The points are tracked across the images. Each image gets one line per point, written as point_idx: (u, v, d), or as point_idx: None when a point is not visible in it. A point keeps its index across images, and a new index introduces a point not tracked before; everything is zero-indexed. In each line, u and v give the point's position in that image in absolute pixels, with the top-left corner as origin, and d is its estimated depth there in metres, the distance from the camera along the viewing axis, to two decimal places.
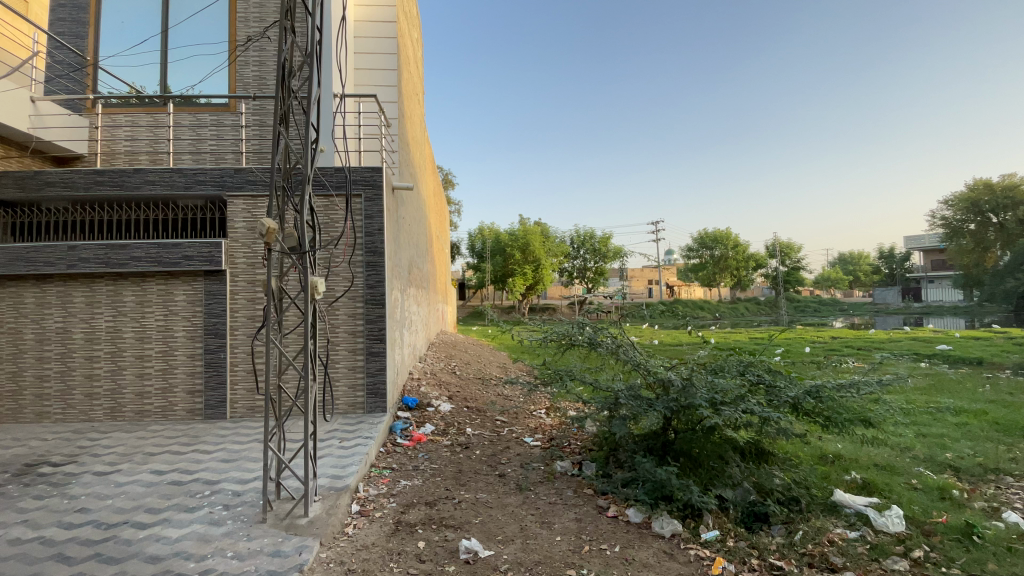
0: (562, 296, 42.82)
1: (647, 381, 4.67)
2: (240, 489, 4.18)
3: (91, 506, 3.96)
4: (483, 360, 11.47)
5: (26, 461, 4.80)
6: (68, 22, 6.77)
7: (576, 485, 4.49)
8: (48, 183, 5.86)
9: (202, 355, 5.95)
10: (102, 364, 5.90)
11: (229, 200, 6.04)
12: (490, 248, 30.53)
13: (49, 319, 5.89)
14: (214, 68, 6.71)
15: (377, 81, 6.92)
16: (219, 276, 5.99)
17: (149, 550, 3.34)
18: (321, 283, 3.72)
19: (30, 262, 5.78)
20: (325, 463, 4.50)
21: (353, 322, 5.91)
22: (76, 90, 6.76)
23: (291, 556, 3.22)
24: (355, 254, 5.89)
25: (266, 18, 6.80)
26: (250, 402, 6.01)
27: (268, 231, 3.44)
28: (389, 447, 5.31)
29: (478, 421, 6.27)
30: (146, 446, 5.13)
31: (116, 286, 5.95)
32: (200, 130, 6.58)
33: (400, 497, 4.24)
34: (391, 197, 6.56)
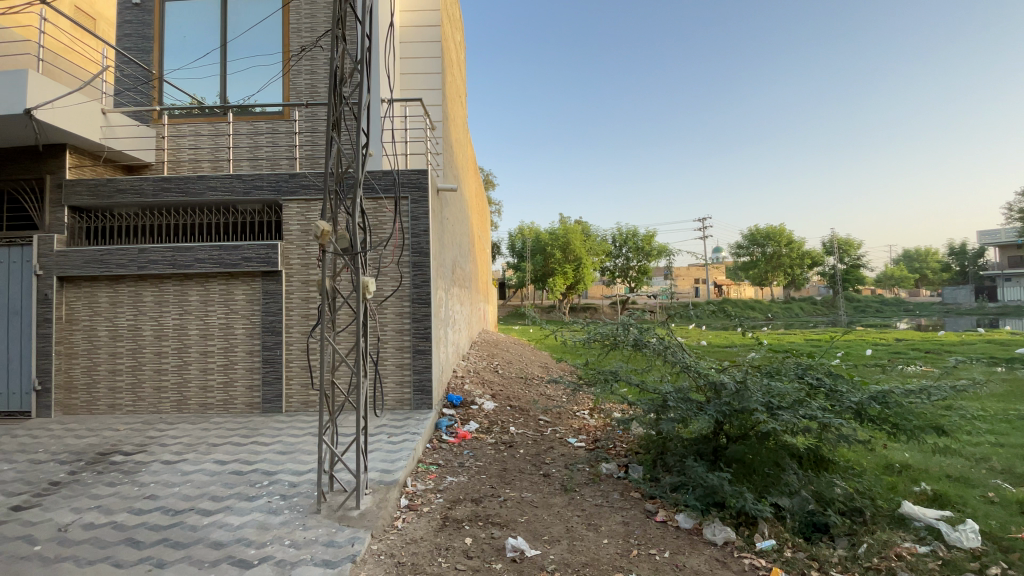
0: (604, 295, 42.30)
1: (697, 383, 4.55)
2: (296, 481, 4.37)
3: (160, 493, 4.24)
4: (526, 359, 11.48)
5: (104, 449, 5.20)
6: (135, 38, 7.24)
7: (622, 488, 4.42)
8: (121, 190, 6.31)
9: (260, 352, 6.26)
10: (170, 360, 6.31)
11: (284, 204, 6.33)
12: (531, 248, 30.52)
13: (122, 317, 6.35)
14: (270, 78, 7.06)
15: (421, 84, 7.06)
16: (275, 277, 6.28)
17: (213, 536, 3.54)
18: (372, 283, 3.84)
19: (106, 264, 6.25)
20: (375, 458, 4.64)
21: (400, 320, 6.05)
22: (144, 102, 7.23)
23: (344, 546, 3.34)
24: (403, 255, 6.04)
25: (317, 28, 7.08)
26: (304, 397, 6.27)
27: (322, 233, 3.58)
28: (435, 443, 5.41)
29: (522, 420, 6.28)
30: (209, 437, 5.45)
31: (181, 286, 6.35)
32: (257, 137, 6.92)
33: (446, 493, 4.31)
34: (436, 198, 6.67)
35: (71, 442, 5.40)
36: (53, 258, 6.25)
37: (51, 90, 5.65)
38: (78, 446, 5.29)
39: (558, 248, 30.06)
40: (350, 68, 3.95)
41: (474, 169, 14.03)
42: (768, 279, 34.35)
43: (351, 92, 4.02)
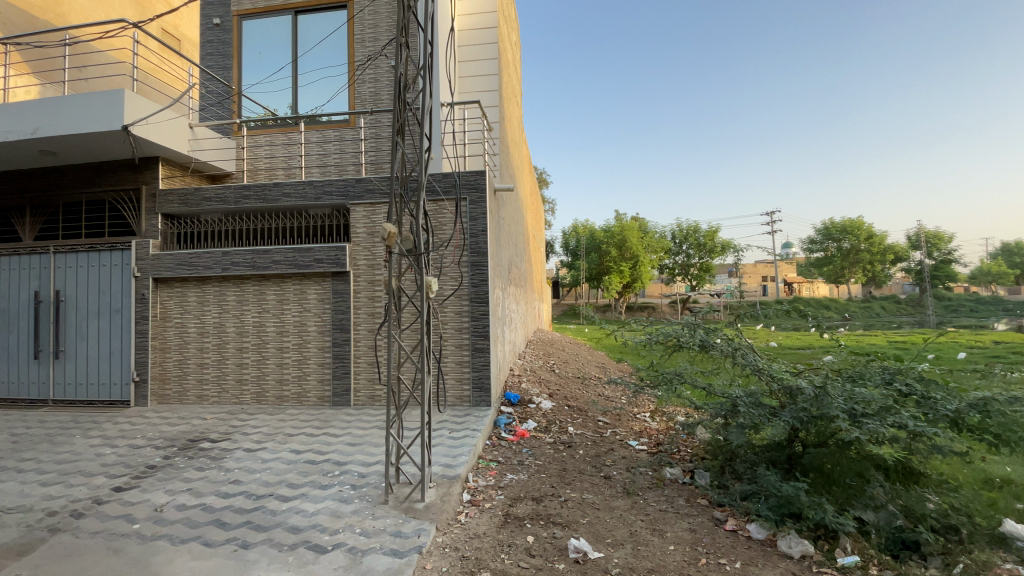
0: (662, 294, 41.14)
1: (769, 388, 4.35)
2: (365, 471, 4.57)
3: (242, 478, 4.58)
4: (582, 359, 11.40)
5: (193, 436, 5.67)
6: (216, 56, 7.83)
7: (688, 494, 4.29)
8: (207, 199, 6.86)
9: (330, 348, 6.60)
10: (250, 355, 6.79)
11: (352, 208, 6.64)
12: (585, 246, 30.23)
13: (208, 314, 6.90)
14: (338, 89, 7.44)
15: (479, 86, 7.16)
16: (343, 277, 6.60)
17: (290, 521, 3.78)
18: (435, 283, 3.93)
19: (194, 266, 6.81)
20: (437, 452, 4.77)
21: (460, 319, 6.18)
22: (224, 116, 7.81)
23: (411, 537, 3.45)
24: (462, 255, 6.16)
25: (379, 37, 7.37)
26: (370, 392, 6.55)
27: (388, 235, 3.72)
28: (494, 440, 5.48)
29: (580, 420, 6.25)
30: (285, 428, 5.81)
31: (259, 286, 6.80)
32: (325, 145, 7.30)
33: (507, 490, 4.36)
34: (493, 198, 6.76)
35: (166, 429, 5.94)
36: (149, 261, 6.88)
37: (145, 108, 6.20)
38: (171, 433, 5.81)
39: (614, 245, 29.52)
40: (414, 74, 4.05)
41: (528, 168, 14.08)
42: (845, 276, 32.07)
43: (415, 98, 4.13)
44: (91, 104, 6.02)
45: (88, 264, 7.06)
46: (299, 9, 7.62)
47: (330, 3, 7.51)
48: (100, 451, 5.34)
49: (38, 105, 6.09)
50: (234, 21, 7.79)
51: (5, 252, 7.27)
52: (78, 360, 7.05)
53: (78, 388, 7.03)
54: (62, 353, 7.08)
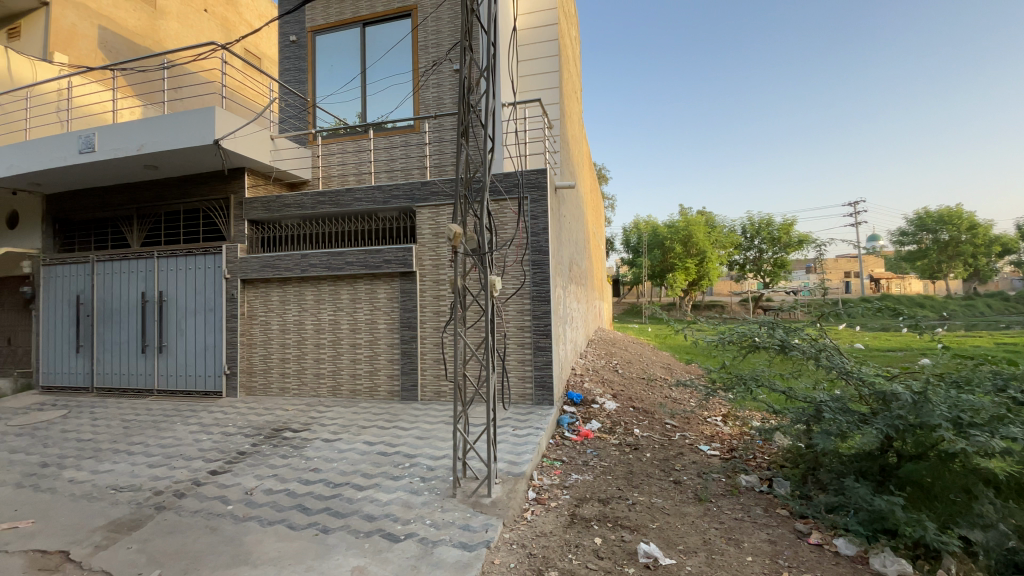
0: (731, 291, 39.18)
1: (858, 393, 4.07)
2: (433, 465, 4.72)
3: (321, 467, 4.88)
4: (646, 359, 11.12)
5: (277, 426, 6.11)
6: (293, 71, 8.36)
7: (766, 503, 4.08)
8: (287, 205, 7.36)
9: (398, 345, 6.88)
10: (326, 350, 7.21)
11: (418, 210, 6.88)
12: (647, 242, 29.44)
13: (289, 313, 7.40)
14: (403, 96, 7.73)
15: (539, 84, 7.17)
16: (410, 277, 6.84)
17: (365, 510, 3.97)
18: (499, 282, 3.96)
19: (276, 268, 7.32)
20: (502, 449, 4.83)
21: (522, 317, 6.22)
22: (301, 127, 8.33)
23: (479, 531, 3.52)
24: (524, 255, 6.20)
25: (442, 43, 7.55)
26: (436, 387, 6.75)
27: (454, 236, 3.80)
28: (558, 440, 5.48)
29: (647, 422, 6.11)
30: (358, 420, 6.12)
31: (333, 286, 7.20)
32: (392, 151, 7.59)
33: (573, 490, 4.34)
34: (554, 196, 6.74)
35: (253, 418, 6.44)
36: (237, 264, 7.48)
37: (232, 123, 6.73)
38: (258, 422, 6.29)
39: (678, 241, 28.52)
40: (477, 77, 4.12)
41: (589, 165, 13.92)
42: (941, 271, 29.04)
43: (478, 100, 4.19)
44: (187, 121, 6.62)
45: (186, 267, 7.78)
46: (367, 21, 7.98)
47: (395, 13, 7.80)
48: (197, 437, 5.88)
49: (142, 125, 6.79)
50: (308, 38, 8.29)
51: (118, 256, 8.17)
52: (179, 354, 7.80)
53: (179, 379, 7.78)
54: (165, 348, 7.85)
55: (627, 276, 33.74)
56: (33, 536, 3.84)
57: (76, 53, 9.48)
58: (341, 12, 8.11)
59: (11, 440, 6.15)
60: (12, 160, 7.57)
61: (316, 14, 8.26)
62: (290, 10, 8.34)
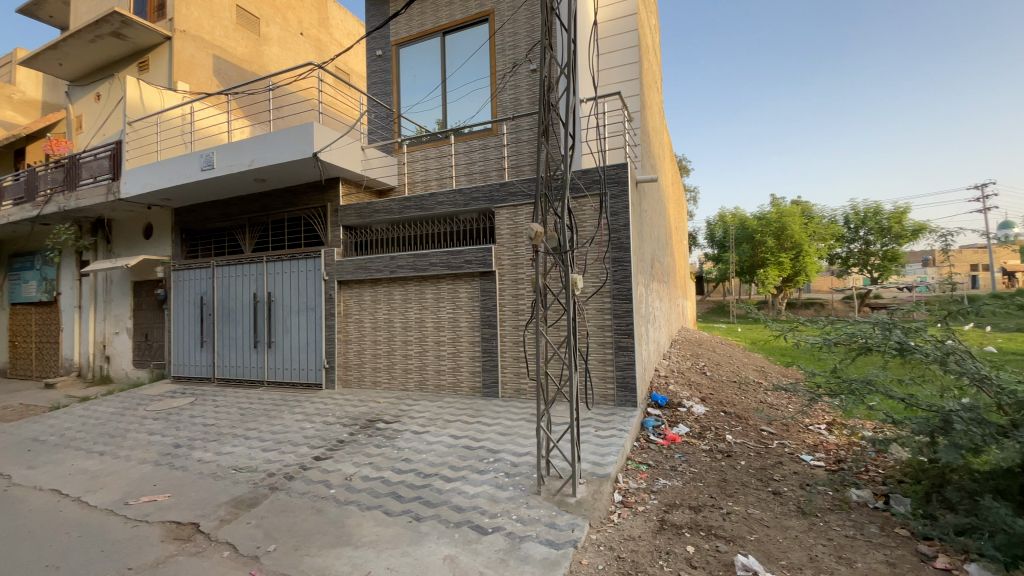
0: (833, 288, 35.82)
1: (997, 402, 3.55)
2: (517, 461, 4.80)
3: (411, 457, 5.14)
4: (736, 361, 10.53)
5: (370, 417, 6.53)
6: (380, 84, 8.87)
7: (881, 521, 3.70)
8: (376, 211, 7.85)
9: (479, 343, 7.06)
10: (413, 347, 7.59)
11: (497, 211, 7.02)
12: (735, 237, 27.82)
13: (379, 312, 7.88)
14: (482, 100, 7.94)
15: (618, 78, 7.02)
16: (490, 277, 7.00)
17: (454, 501, 4.12)
18: (581, 280, 3.90)
19: (367, 269, 7.82)
20: (586, 449, 4.80)
21: (602, 316, 6.14)
22: (387, 136, 8.82)
23: (566, 530, 3.51)
24: (604, 252, 6.11)
25: (519, 45, 7.63)
26: (516, 385, 6.84)
27: (535, 235, 3.78)
28: (642, 443, 5.35)
29: (740, 429, 5.82)
30: (444, 414, 6.37)
31: (419, 286, 7.55)
32: (471, 154, 7.81)
33: (661, 495, 4.22)
34: (635, 191, 6.57)
35: (349, 409, 6.93)
36: (334, 267, 8.10)
37: (327, 137, 7.26)
38: (354, 413, 6.76)
39: (770, 235, 26.65)
40: (557, 75, 4.10)
41: (670, 158, 13.44)
42: None
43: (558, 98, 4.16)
44: (289, 137, 7.26)
45: (290, 270, 8.55)
46: (446, 30, 8.27)
47: (473, 19, 8.02)
48: (301, 426, 6.43)
49: (252, 143, 7.55)
50: (392, 51, 8.75)
51: (234, 261, 9.16)
52: (285, 349, 8.58)
53: (284, 371, 8.56)
54: (273, 344, 8.67)
55: (712, 273, 32.03)
56: (169, 508, 4.41)
57: (195, 81, 10.73)
58: (422, 23, 8.48)
59: (151, 423, 7.11)
60: (147, 179, 8.73)
61: (400, 28, 8.70)
62: (376, 27, 8.87)
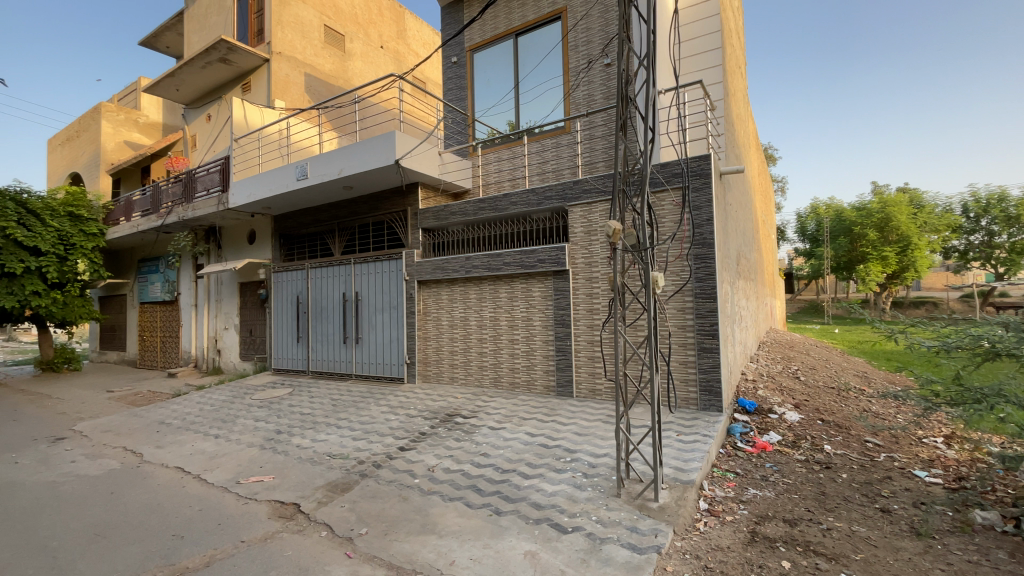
0: (949, 285, 31.91)
1: None
2: (595, 462, 4.75)
3: (490, 452, 5.26)
4: (834, 365, 9.70)
5: (449, 412, 6.77)
6: (455, 89, 9.15)
7: (1014, 547, 3.25)
8: (453, 213, 8.11)
9: (553, 341, 7.07)
10: (488, 345, 7.76)
11: (570, 210, 6.98)
12: (829, 229, 25.69)
13: (456, 310, 8.14)
14: (556, 98, 7.95)
15: (699, 66, 6.74)
16: (563, 276, 6.98)
17: (533, 498, 4.17)
18: (662, 278, 3.73)
19: (444, 270, 8.11)
20: (667, 453, 4.65)
21: (683, 316, 5.93)
22: (462, 140, 9.08)
23: (648, 535, 3.42)
24: (685, 250, 5.88)
25: (592, 40, 7.54)
26: (591, 385, 6.76)
27: (613, 232, 3.68)
28: (729, 450, 5.10)
29: (840, 440, 5.37)
30: (519, 412, 6.46)
31: (494, 285, 7.70)
32: (544, 153, 7.83)
33: (751, 505, 3.99)
34: (719, 183, 6.25)
35: (429, 403, 7.22)
36: (414, 267, 8.49)
37: (407, 143, 7.59)
38: (433, 407, 7.04)
39: (872, 227, 24.33)
40: (635, 67, 3.95)
41: (755, 148, 12.68)
42: None
43: (637, 91, 4.03)
44: (374, 145, 7.70)
45: (374, 271, 9.07)
46: (519, 31, 8.38)
47: (546, 18, 8.05)
48: (386, 417, 6.80)
49: (341, 153, 8.09)
50: (467, 57, 9.00)
51: (325, 263, 9.88)
52: (370, 345, 9.13)
53: (370, 365, 9.10)
54: (359, 340, 9.26)
55: (803, 270, 29.70)
56: (274, 488, 4.85)
57: (289, 98, 11.68)
58: (496, 27, 8.65)
59: (257, 410, 7.85)
60: (251, 190, 9.64)
61: (474, 33, 8.92)
62: (451, 35, 9.16)
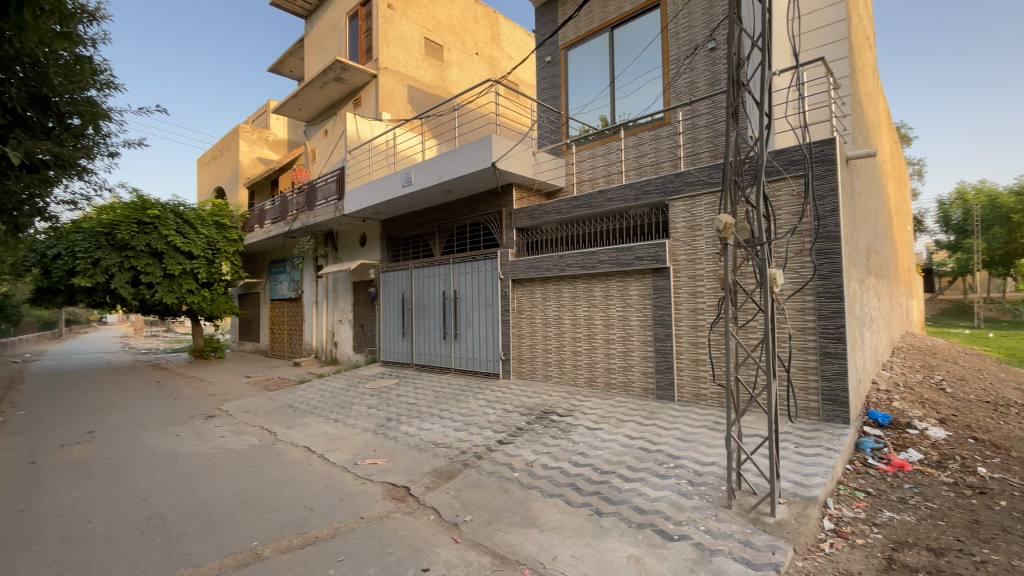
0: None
1: None
2: (701, 470, 4.52)
3: (587, 452, 5.23)
4: (988, 376, 8.29)
5: (545, 409, 6.84)
6: (550, 88, 9.21)
7: None
8: (547, 212, 8.18)
9: (652, 342, 6.84)
10: (582, 344, 7.72)
11: (671, 204, 6.71)
12: (980, 218, 21.99)
13: (550, 308, 8.19)
14: (654, 89, 7.70)
15: (820, 41, 6.15)
16: (663, 273, 6.73)
17: (634, 501, 4.08)
18: (781, 275, 3.41)
19: (538, 268, 8.21)
20: (784, 466, 4.30)
21: (802, 317, 5.44)
22: (556, 139, 9.12)
23: (764, 552, 3.18)
24: (805, 245, 5.38)
25: (695, 24, 7.17)
26: (694, 389, 6.42)
27: (724, 226, 3.45)
28: (858, 466, 4.58)
29: (998, 463, 4.60)
30: (617, 413, 6.34)
31: (589, 284, 7.64)
32: (641, 147, 7.62)
33: (886, 530, 3.56)
34: (844, 170, 5.63)
35: (525, 400, 7.35)
36: (509, 266, 8.69)
37: (503, 145, 7.79)
38: (529, 404, 7.16)
39: None
40: (747, 49, 3.63)
41: (886, 128, 11.21)
42: None
43: (750, 73, 3.69)
44: (472, 149, 8.00)
45: (471, 270, 9.43)
46: (615, 24, 8.22)
47: (643, 8, 7.82)
48: (484, 411, 7.06)
49: (442, 158, 8.51)
50: (561, 55, 9.01)
51: (427, 263, 10.46)
52: (468, 341, 9.51)
53: (468, 361, 9.49)
54: (458, 336, 9.68)
55: (946, 266, 25.70)
56: (387, 471, 5.26)
57: (394, 110, 12.55)
58: (590, 22, 8.56)
59: (368, 399, 8.56)
60: (363, 197, 10.50)
61: (568, 31, 8.91)
62: (545, 35, 9.23)
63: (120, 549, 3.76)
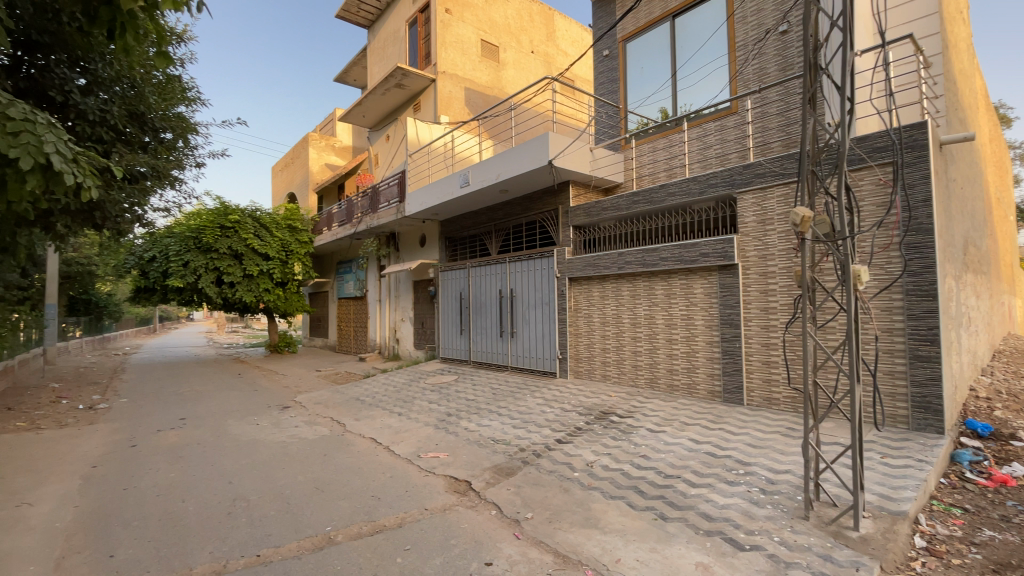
0: None
1: None
2: (775, 478, 4.28)
3: (650, 454, 5.11)
4: None
5: (604, 409, 6.75)
6: (608, 83, 9.07)
7: None
8: (605, 209, 8.05)
9: (718, 343, 6.56)
10: (643, 344, 7.54)
11: (739, 197, 6.40)
12: None
13: (609, 307, 8.07)
14: (719, 78, 7.38)
15: (907, 15, 5.64)
16: (730, 270, 6.44)
17: (701, 508, 3.94)
18: (867, 271, 3.14)
19: (596, 266, 8.11)
20: (869, 477, 3.99)
21: (889, 317, 5.02)
22: (615, 133, 8.97)
23: (847, 568, 2.97)
24: (892, 238, 4.96)
25: (764, 8, 6.81)
26: (766, 393, 6.09)
27: (802, 219, 3.21)
28: (954, 480, 4.17)
29: None
30: (680, 416, 6.14)
31: (650, 282, 7.44)
32: (706, 138, 7.33)
33: (987, 550, 3.22)
34: (937, 155, 5.14)
35: (583, 400, 7.28)
36: (567, 264, 8.64)
37: (561, 142, 7.75)
38: (587, 403, 7.08)
39: None
40: (825, 29, 3.37)
41: (985, 108, 10.14)
42: None
43: (828, 55, 3.43)
44: (529, 148, 8.02)
45: (528, 268, 9.47)
46: (676, 12, 7.96)
47: None
48: (543, 409, 7.07)
49: (499, 158, 8.60)
50: (619, 48, 8.83)
51: (484, 262, 10.62)
52: (525, 339, 9.55)
53: (525, 359, 9.53)
54: (516, 334, 9.75)
55: None
56: (449, 465, 5.40)
57: (452, 113, 12.82)
58: (650, 12, 8.34)
59: (429, 394, 8.82)
60: (423, 199, 10.82)
61: (626, 23, 8.72)
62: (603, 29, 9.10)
63: (212, 526, 4.12)
